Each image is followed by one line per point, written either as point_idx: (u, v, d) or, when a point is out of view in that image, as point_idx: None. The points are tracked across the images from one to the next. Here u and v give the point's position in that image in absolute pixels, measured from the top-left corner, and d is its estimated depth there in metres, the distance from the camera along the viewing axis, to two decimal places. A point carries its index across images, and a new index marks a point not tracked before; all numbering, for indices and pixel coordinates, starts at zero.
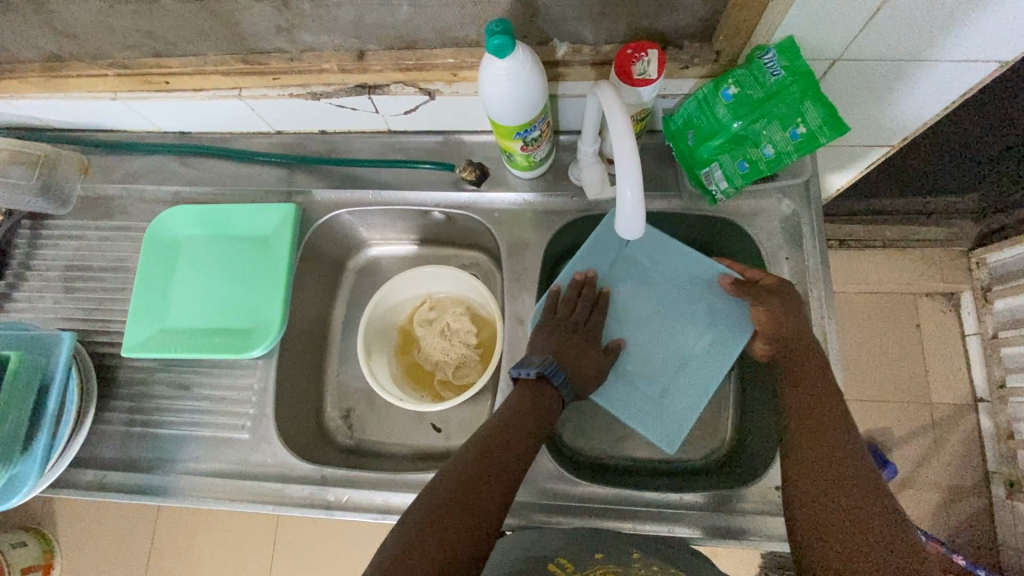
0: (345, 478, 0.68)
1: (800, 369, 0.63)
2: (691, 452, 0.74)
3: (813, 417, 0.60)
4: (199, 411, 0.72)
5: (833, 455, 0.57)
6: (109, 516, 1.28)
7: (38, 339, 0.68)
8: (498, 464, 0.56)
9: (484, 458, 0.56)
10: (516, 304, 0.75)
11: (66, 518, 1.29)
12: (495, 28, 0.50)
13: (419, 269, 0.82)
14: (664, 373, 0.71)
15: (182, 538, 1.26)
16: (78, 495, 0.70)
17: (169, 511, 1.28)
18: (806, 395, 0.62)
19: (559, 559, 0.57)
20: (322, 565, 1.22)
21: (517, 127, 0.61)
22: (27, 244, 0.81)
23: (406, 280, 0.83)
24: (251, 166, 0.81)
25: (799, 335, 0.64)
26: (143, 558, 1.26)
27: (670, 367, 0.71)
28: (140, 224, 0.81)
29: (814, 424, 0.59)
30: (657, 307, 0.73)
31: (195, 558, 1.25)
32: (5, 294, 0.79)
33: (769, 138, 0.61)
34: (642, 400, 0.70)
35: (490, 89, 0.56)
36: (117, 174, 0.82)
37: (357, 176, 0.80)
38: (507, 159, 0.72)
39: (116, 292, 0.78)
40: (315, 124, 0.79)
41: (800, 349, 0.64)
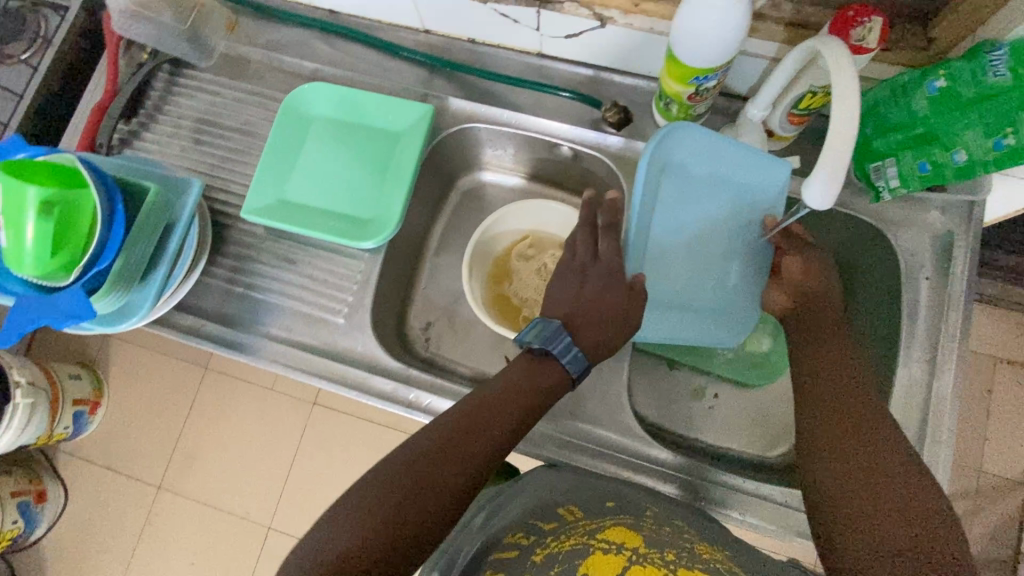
0: (428, 382, 0.69)
1: (821, 327, 0.63)
2: (749, 446, 0.77)
3: (846, 391, 0.58)
4: (296, 286, 0.74)
5: (859, 412, 0.56)
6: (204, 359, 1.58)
7: (170, 179, 0.68)
8: (451, 457, 0.52)
9: (428, 452, 0.52)
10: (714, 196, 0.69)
11: (171, 361, 1.59)
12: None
13: (535, 201, 0.81)
14: (742, 223, 0.69)
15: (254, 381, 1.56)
16: (173, 335, 0.72)
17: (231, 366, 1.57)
18: (824, 352, 0.62)
19: (570, 509, 0.58)
20: (356, 430, 1.52)
21: (694, 70, 0.58)
22: (163, 88, 0.82)
23: (520, 211, 0.82)
24: (393, 61, 0.80)
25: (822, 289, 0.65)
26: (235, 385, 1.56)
27: (719, 177, 0.68)
28: (272, 93, 0.81)
29: (834, 400, 0.57)
30: (681, 203, 0.68)
31: (254, 403, 1.55)
32: (136, 131, 0.81)
33: (965, 143, 0.57)
34: (761, 186, 0.67)
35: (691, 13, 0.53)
36: (260, 40, 0.82)
37: (493, 92, 0.78)
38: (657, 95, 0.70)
39: (240, 154, 0.79)
40: (467, 31, 0.77)
41: (809, 326, 0.64)
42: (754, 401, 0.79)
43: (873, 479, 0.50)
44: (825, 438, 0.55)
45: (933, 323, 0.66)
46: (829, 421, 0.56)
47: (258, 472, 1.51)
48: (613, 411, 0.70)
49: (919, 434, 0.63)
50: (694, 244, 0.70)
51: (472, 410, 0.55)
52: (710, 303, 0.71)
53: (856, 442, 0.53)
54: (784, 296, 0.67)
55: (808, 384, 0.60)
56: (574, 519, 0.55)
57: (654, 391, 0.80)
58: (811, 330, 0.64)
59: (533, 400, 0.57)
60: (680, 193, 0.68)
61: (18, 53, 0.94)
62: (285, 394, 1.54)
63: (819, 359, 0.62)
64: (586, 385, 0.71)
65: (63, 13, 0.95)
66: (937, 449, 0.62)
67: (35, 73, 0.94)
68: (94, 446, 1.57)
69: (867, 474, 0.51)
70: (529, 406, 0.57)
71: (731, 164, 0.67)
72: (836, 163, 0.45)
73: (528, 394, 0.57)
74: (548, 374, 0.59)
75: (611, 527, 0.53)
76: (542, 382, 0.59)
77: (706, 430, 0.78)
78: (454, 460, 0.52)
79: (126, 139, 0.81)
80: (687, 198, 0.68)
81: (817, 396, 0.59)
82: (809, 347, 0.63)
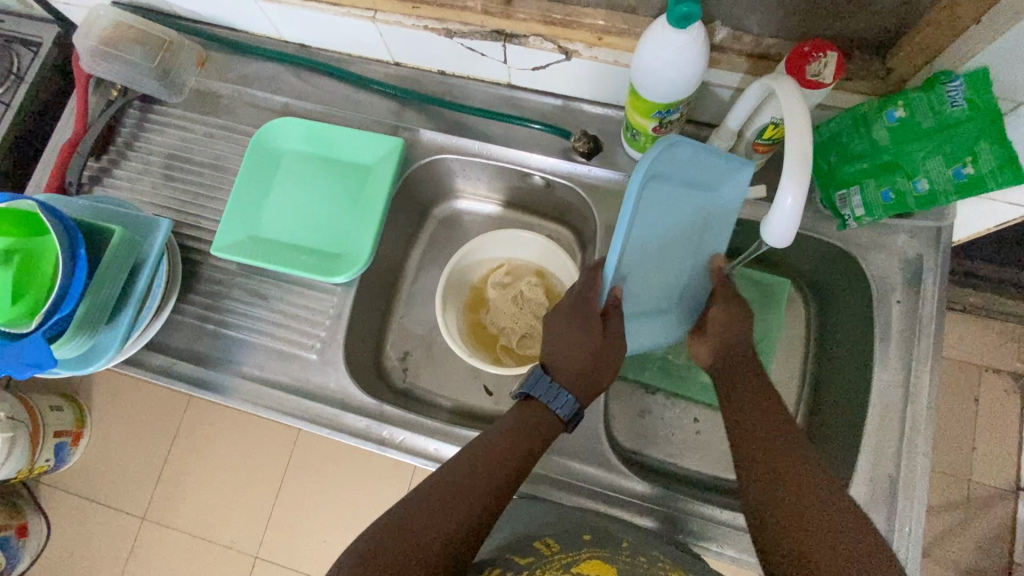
0: (401, 418, 0.69)
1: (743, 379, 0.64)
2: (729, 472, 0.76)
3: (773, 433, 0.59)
4: (267, 322, 0.73)
5: (789, 454, 0.57)
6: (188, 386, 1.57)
7: (137, 219, 0.68)
8: (459, 507, 0.53)
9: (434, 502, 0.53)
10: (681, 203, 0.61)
11: (154, 389, 1.57)
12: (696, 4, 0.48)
13: (509, 231, 0.81)
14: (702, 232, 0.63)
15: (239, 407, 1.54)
16: (143, 375, 0.72)
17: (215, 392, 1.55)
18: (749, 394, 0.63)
19: (545, 541, 0.57)
20: (342, 455, 1.50)
21: (657, 104, 0.59)
22: (134, 124, 0.82)
23: (494, 240, 0.82)
24: (364, 93, 0.80)
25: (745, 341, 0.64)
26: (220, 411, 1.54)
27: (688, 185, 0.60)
28: (243, 127, 0.80)
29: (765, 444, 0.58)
30: (651, 216, 0.60)
31: (239, 429, 1.53)
32: (106, 168, 0.81)
33: (927, 171, 0.57)
34: (727, 194, 0.61)
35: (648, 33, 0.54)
36: (230, 75, 0.82)
37: (464, 123, 0.78)
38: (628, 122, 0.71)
39: (211, 189, 0.78)
40: (436, 64, 0.77)
41: (746, 386, 0.63)
42: None
43: (813, 524, 0.51)
44: (772, 512, 0.54)
45: (905, 347, 0.66)
46: (770, 492, 0.55)
47: (244, 500, 1.49)
48: (591, 443, 0.70)
49: (895, 462, 0.63)
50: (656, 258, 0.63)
51: (475, 460, 0.57)
52: (655, 308, 0.66)
53: (792, 485, 0.55)
54: (707, 354, 0.65)
55: (737, 428, 0.61)
56: (552, 552, 0.54)
57: (632, 418, 0.79)
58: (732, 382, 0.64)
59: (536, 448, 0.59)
60: (651, 206, 0.59)
61: None
62: (270, 421, 1.53)
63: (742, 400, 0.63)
64: None
65: (35, 49, 0.95)
66: (913, 477, 0.62)
67: (7, 110, 0.94)
68: (77, 478, 1.54)
69: (805, 519, 0.52)
70: (532, 453, 0.58)
71: (702, 170, 0.59)
72: (793, 204, 0.45)
73: (515, 453, 0.57)
74: (543, 421, 0.60)
75: (585, 560, 0.53)
76: (543, 429, 0.60)
77: (685, 457, 0.77)
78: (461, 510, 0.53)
79: (96, 176, 0.81)
80: (657, 209, 0.60)
81: (746, 440, 0.60)
82: (744, 413, 0.62)
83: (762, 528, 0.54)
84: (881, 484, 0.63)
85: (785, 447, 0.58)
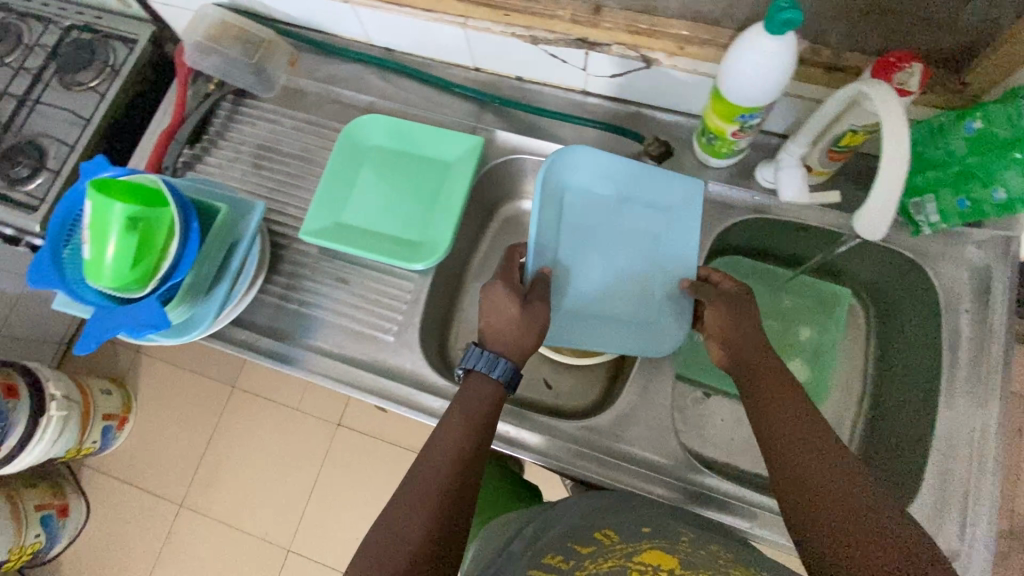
0: (475, 400, 0.73)
1: (756, 374, 0.59)
2: None
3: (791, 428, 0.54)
4: (345, 304, 0.77)
5: (809, 446, 0.52)
6: (231, 378, 1.61)
7: (236, 200, 0.72)
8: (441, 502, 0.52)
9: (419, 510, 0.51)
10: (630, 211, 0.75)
11: (198, 379, 1.61)
12: (799, 13, 0.49)
13: None
14: (658, 242, 0.74)
15: (280, 401, 1.58)
16: (227, 348, 0.75)
17: (258, 386, 1.59)
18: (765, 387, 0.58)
19: (605, 532, 0.57)
20: (378, 452, 1.52)
21: (742, 109, 0.62)
22: (225, 116, 0.88)
23: None
24: (444, 95, 0.85)
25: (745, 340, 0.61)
26: (262, 404, 1.58)
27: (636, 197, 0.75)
28: (330, 122, 0.85)
29: (787, 439, 0.53)
30: (603, 219, 0.75)
31: (278, 422, 1.56)
32: (198, 155, 0.86)
33: (1005, 180, 0.60)
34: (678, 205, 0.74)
35: (740, 38, 0.57)
36: (319, 74, 0.87)
37: (539, 126, 0.82)
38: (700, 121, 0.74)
39: (297, 178, 0.83)
40: (515, 69, 0.82)
41: (752, 349, 0.61)
42: None
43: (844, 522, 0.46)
44: (804, 510, 0.49)
45: (974, 355, 0.67)
46: (777, 447, 0.53)
47: (279, 492, 1.51)
48: (659, 435, 0.71)
49: (965, 468, 0.64)
50: (616, 258, 0.75)
51: (434, 454, 0.56)
52: (621, 316, 0.74)
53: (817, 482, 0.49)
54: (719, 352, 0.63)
55: (762, 425, 0.56)
56: (612, 542, 0.55)
57: (691, 417, 0.81)
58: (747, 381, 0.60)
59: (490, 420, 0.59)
60: (598, 207, 0.76)
61: (87, 81, 1.00)
62: (309, 415, 1.56)
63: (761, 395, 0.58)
64: (630, 408, 0.73)
65: (131, 45, 1.01)
66: (984, 481, 0.62)
67: (102, 100, 0.99)
68: (118, 463, 1.58)
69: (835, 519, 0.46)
70: (488, 424, 0.59)
71: (642, 182, 0.75)
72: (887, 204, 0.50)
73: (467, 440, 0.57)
74: (483, 393, 0.60)
75: (647, 550, 0.53)
76: (489, 401, 0.60)
77: (745, 458, 0.78)
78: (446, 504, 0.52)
79: (189, 163, 0.86)
80: (607, 211, 0.76)
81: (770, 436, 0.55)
82: (763, 403, 0.57)
83: (776, 482, 0.52)
84: (951, 489, 0.63)
85: (805, 437, 0.53)
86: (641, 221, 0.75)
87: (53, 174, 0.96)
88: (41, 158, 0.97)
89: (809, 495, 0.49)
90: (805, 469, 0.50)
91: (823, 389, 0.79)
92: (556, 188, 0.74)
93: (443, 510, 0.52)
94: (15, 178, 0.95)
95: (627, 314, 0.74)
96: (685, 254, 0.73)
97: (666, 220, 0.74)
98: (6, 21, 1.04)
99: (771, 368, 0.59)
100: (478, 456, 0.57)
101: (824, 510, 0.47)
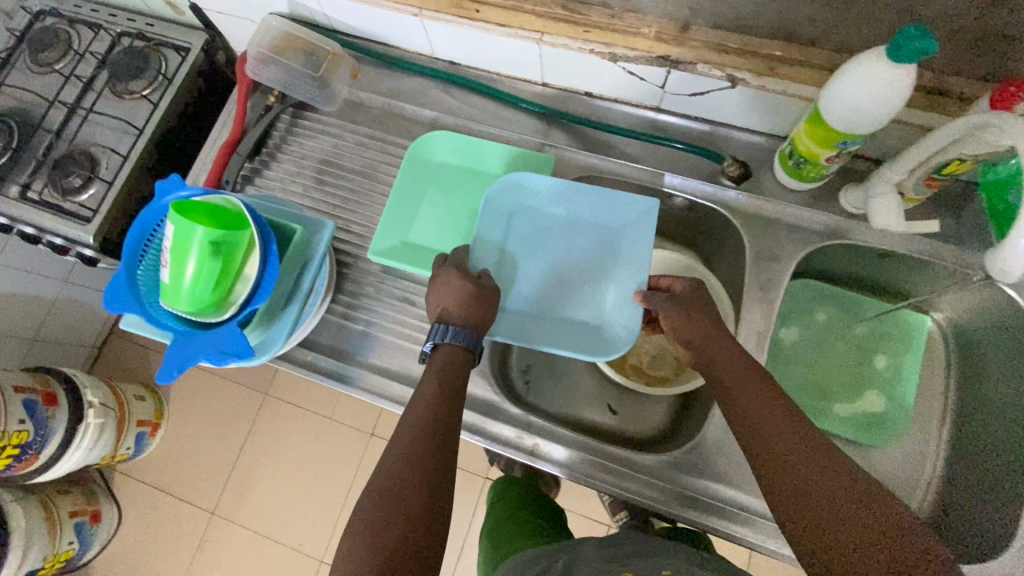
0: (548, 429, 0.73)
1: (725, 367, 0.59)
2: None
3: (764, 417, 0.53)
4: (412, 324, 0.75)
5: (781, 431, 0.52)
6: (265, 385, 1.60)
7: (307, 219, 0.71)
8: (409, 496, 0.51)
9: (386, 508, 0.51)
10: (567, 222, 0.76)
11: (232, 385, 1.60)
12: (933, 42, 0.47)
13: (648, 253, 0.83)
14: (601, 248, 0.75)
15: (314, 410, 1.57)
16: (291, 369, 0.74)
17: (292, 393, 1.58)
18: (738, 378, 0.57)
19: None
20: None
21: (840, 136, 0.59)
22: (285, 129, 0.86)
23: None
24: (511, 111, 0.83)
25: (708, 334, 0.61)
26: (296, 411, 1.57)
27: (576, 212, 0.76)
28: (393, 138, 0.84)
29: (772, 425, 0.52)
30: (546, 237, 0.76)
31: (313, 431, 1.55)
32: (258, 169, 0.84)
33: None
34: (624, 215, 0.74)
35: (851, 64, 0.54)
36: (382, 88, 0.85)
37: (610, 145, 0.80)
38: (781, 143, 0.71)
39: (361, 194, 0.82)
40: (586, 86, 0.79)
41: (724, 345, 0.60)
42: (868, 463, 0.78)
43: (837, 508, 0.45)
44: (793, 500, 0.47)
45: None
46: (772, 469, 0.50)
47: (313, 503, 1.50)
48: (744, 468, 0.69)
49: None
50: (569, 270, 0.75)
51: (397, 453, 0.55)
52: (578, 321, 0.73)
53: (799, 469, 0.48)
54: (688, 355, 0.62)
55: (738, 418, 0.55)
56: None
57: None
58: (717, 375, 0.59)
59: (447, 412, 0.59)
60: (534, 224, 0.76)
61: (139, 89, 0.98)
62: (342, 424, 1.55)
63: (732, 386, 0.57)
64: (712, 440, 0.70)
65: (184, 53, 0.99)
66: None
67: (154, 109, 0.98)
68: (151, 469, 1.57)
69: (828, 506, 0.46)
70: (445, 414, 0.58)
71: (571, 194, 0.75)
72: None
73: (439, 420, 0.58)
74: (453, 361, 0.62)
75: None
76: (440, 392, 0.60)
77: None
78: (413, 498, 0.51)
79: (248, 177, 0.84)
80: (551, 229, 0.76)
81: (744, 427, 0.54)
82: (741, 394, 0.56)
83: (774, 495, 0.49)
84: None
85: (775, 423, 0.52)
86: (585, 234, 0.75)
87: (106, 185, 0.95)
88: (93, 168, 0.95)
89: (821, 529, 0.45)
90: (806, 478, 0.48)
91: (900, 424, 0.78)
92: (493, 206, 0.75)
93: (415, 505, 0.51)
94: (68, 189, 0.94)
95: (586, 316, 0.73)
96: (637, 256, 0.73)
97: (613, 226, 0.75)
98: (57, 26, 1.02)
99: (744, 378, 0.57)
100: (439, 446, 0.56)
101: (843, 544, 0.44)
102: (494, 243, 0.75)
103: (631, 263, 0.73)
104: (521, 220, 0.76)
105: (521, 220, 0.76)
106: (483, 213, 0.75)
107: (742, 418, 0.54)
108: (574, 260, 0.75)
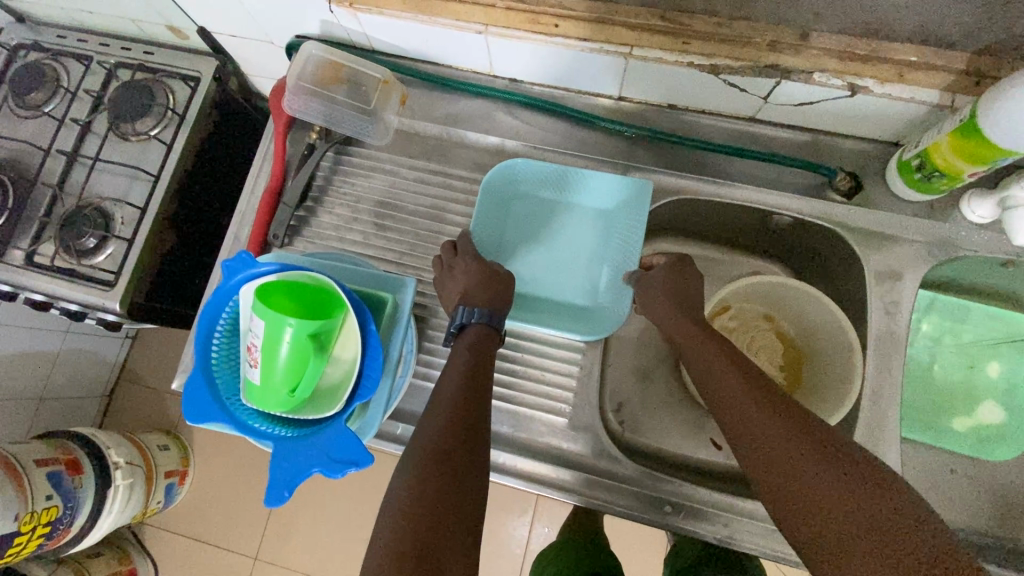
0: (672, 487, 0.67)
1: (697, 352, 0.61)
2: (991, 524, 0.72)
3: (733, 391, 0.54)
4: (514, 384, 0.71)
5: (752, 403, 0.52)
6: None
7: (384, 278, 0.63)
8: (455, 445, 0.51)
9: (431, 454, 0.49)
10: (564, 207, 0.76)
11: None
12: None
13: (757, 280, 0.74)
14: (597, 233, 0.75)
15: None
16: (381, 445, 0.68)
17: None
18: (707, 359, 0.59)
19: None
20: None
21: (1002, 151, 0.54)
22: (330, 169, 0.77)
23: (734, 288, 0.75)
24: (585, 130, 0.75)
25: (677, 320, 0.64)
26: None
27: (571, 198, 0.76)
28: (457, 171, 0.76)
29: (747, 394, 0.53)
30: (543, 222, 0.76)
31: None
32: (308, 217, 0.75)
33: None
34: (618, 200, 0.74)
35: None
36: (437, 113, 0.76)
37: (697, 162, 0.74)
38: (901, 153, 0.66)
39: (430, 238, 0.74)
40: (670, 98, 0.72)
41: (687, 326, 0.63)
42: (990, 476, 0.75)
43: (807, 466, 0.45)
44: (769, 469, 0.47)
45: None
46: (748, 438, 0.51)
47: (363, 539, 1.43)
48: None
49: None
50: (564, 254, 0.75)
51: (435, 411, 0.54)
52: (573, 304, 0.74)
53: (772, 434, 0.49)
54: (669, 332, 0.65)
55: (716, 400, 0.56)
56: None
57: None
58: (696, 356, 0.61)
59: (481, 372, 0.59)
60: (532, 210, 0.76)
61: (147, 129, 0.87)
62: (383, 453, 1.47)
63: (705, 366, 0.59)
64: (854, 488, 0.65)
65: (194, 84, 0.88)
66: None
67: (169, 151, 0.86)
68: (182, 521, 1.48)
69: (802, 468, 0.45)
70: (478, 376, 0.58)
71: (571, 181, 0.75)
72: None
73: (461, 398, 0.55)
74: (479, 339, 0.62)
75: None
76: (472, 358, 0.60)
77: (947, 508, 0.73)
78: (460, 447, 0.51)
79: (296, 227, 0.75)
80: (547, 213, 0.76)
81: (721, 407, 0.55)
82: (710, 379, 0.58)
83: (753, 468, 0.49)
84: None
85: (747, 394, 0.53)
86: (579, 218, 0.76)
87: (125, 243, 0.83)
88: (107, 225, 0.84)
89: (770, 455, 0.48)
90: (776, 442, 0.48)
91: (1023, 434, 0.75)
92: (497, 197, 0.74)
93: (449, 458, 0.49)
94: (82, 251, 0.83)
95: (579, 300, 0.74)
96: (629, 243, 0.73)
97: (608, 214, 0.75)
98: (40, 62, 0.89)
99: (713, 353, 0.59)
100: (469, 413, 0.54)
101: (808, 477, 0.45)
102: (495, 228, 0.75)
103: (626, 249, 0.73)
104: (518, 205, 0.76)
105: (522, 205, 0.76)
106: (488, 201, 0.74)
107: (718, 398, 0.56)
108: (569, 245, 0.76)
